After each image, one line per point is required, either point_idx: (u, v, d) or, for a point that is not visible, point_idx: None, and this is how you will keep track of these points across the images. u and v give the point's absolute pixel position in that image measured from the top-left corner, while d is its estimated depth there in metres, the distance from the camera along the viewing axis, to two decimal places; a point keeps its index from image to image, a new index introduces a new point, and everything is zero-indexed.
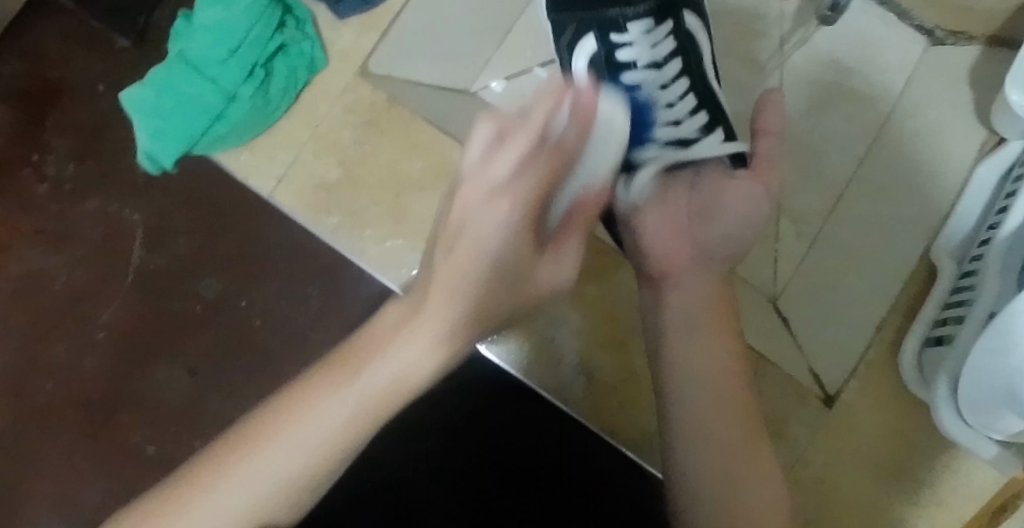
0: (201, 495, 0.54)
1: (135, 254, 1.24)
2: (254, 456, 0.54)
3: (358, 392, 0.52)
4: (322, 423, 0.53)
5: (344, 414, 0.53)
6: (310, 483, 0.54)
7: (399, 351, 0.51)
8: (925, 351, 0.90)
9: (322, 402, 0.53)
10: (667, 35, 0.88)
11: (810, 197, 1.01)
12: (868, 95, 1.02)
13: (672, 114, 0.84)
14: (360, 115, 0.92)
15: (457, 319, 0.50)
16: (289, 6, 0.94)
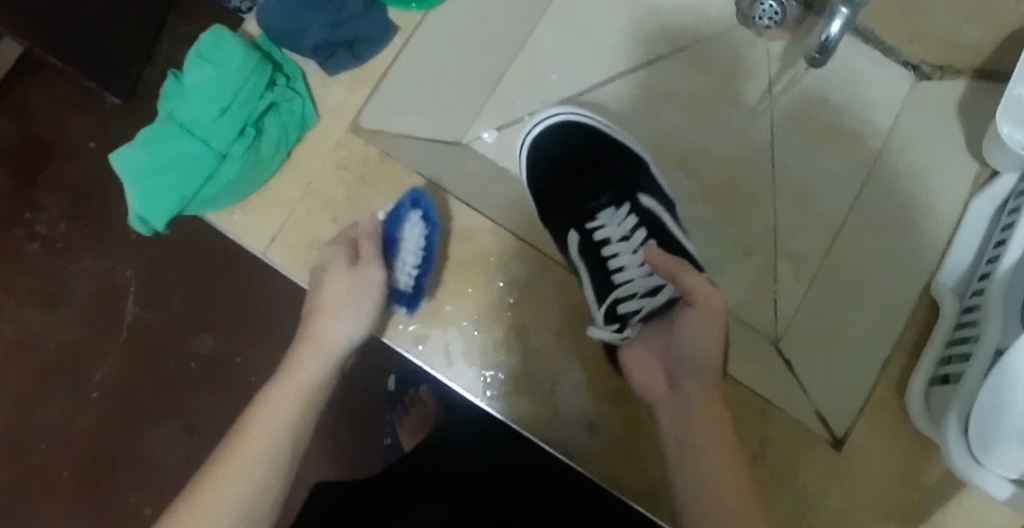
0: None
1: (128, 312, 1.27)
2: (209, 500, 0.81)
3: (253, 469, 0.82)
4: (247, 467, 0.82)
5: (268, 450, 0.83)
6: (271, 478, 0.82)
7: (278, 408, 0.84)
8: (931, 390, 0.88)
9: (245, 453, 0.82)
10: (629, 214, 1.01)
11: (808, 237, 1.05)
12: (859, 131, 1.05)
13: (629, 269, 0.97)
14: (353, 169, 0.92)
15: (302, 394, 0.85)
16: (280, 64, 0.92)
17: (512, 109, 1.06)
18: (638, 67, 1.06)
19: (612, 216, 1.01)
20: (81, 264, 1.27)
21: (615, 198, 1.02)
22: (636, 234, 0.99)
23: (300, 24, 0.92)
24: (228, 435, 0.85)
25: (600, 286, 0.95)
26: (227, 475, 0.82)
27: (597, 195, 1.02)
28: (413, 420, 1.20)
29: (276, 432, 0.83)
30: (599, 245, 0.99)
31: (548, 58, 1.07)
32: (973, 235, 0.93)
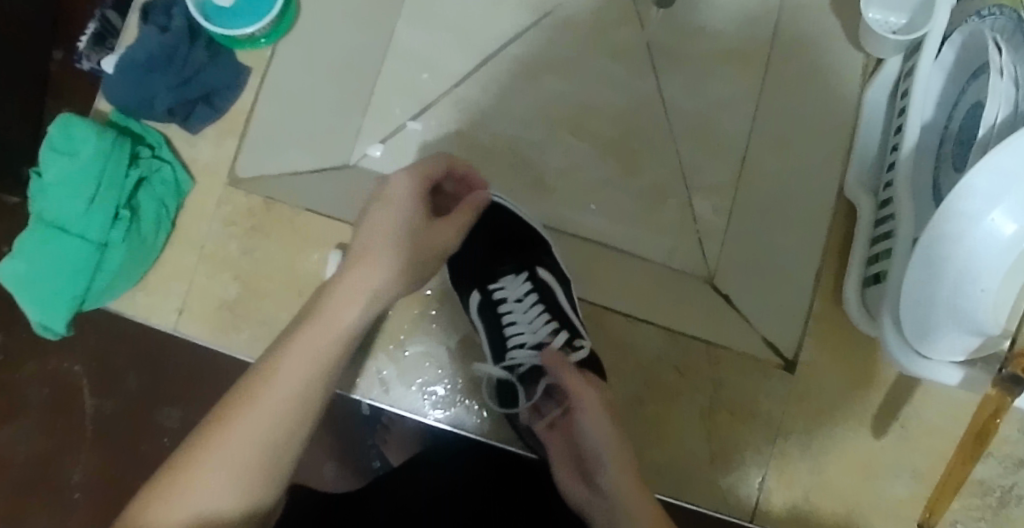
0: (169, 505, 0.64)
1: (86, 407, 1.23)
2: (195, 473, 0.65)
3: (257, 430, 0.66)
4: (250, 431, 0.66)
5: (270, 419, 0.66)
6: (274, 444, 0.66)
7: (286, 376, 0.67)
8: (867, 291, 0.86)
9: (243, 413, 0.66)
10: (525, 280, 0.89)
11: (716, 168, 1.02)
12: (742, 48, 1.03)
13: (520, 325, 0.88)
14: (242, 223, 0.89)
15: (314, 372, 0.68)
16: (142, 135, 0.89)
17: (392, 116, 1.01)
18: (508, 43, 1.03)
19: (512, 279, 0.90)
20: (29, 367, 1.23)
21: (517, 266, 0.90)
22: (532, 301, 0.88)
23: (147, 92, 0.88)
24: (215, 408, 0.68)
25: (493, 342, 0.87)
26: (231, 429, 0.66)
27: (497, 258, 0.91)
28: (395, 439, 1.11)
29: (253, 450, 0.66)
30: (495, 302, 0.89)
31: (410, 56, 1.02)
32: (872, 128, 0.92)
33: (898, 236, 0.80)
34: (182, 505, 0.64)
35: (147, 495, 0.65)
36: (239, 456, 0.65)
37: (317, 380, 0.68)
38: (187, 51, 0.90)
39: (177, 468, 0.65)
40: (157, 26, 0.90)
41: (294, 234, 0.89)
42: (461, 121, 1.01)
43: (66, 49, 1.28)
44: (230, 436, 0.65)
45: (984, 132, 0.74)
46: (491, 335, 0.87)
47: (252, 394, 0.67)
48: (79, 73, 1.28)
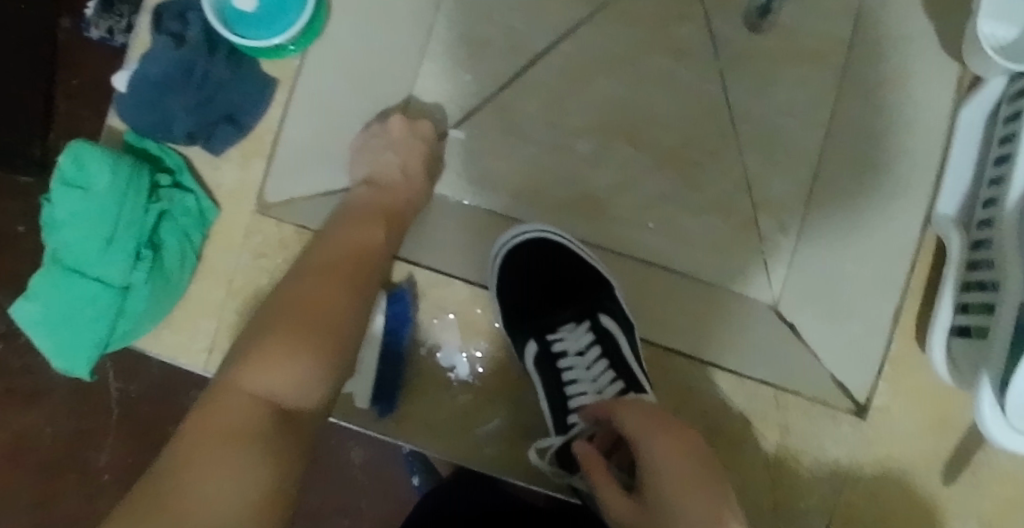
0: (258, 367, 0.66)
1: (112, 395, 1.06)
2: (278, 333, 0.68)
3: (335, 286, 0.73)
4: (322, 294, 0.72)
5: (344, 282, 0.74)
6: (340, 277, 0.74)
7: (317, 277, 0.73)
8: (953, 342, 0.80)
9: (329, 283, 0.73)
10: (587, 331, 0.83)
11: (786, 183, 0.93)
12: (818, 50, 0.94)
13: (584, 384, 0.81)
14: (273, 255, 0.82)
15: (351, 262, 0.75)
16: (160, 158, 0.81)
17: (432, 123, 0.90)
18: (559, 41, 0.93)
19: (574, 332, 0.84)
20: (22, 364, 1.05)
21: (577, 313, 0.84)
22: (593, 354, 0.83)
23: (163, 115, 0.80)
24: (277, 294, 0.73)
25: (553, 401, 0.80)
26: (305, 307, 0.71)
27: (558, 310, 0.85)
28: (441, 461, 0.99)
29: (330, 308, 0.71)
30: (554, 354, 0.82)
31: (454, 55, 0.91)
32: (968, 151, 0.84)
33: (1004, 296, 0.72)
34: (264, 378, 0.66)
35: (244, 362, 0.67)
36: (305, 328, 0.69)
37: (363, 272, 0.75)
38: (206, 63, 0.80)
39: (265, 339, 0.68)
40: (170, 35, 0.80)
41: None
42: (508, 130, 0.91)
43: (72, 14, 1.06)
44: (293, 312, 0.70)
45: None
46: (550, 391, 0.80)
47: (337, 267, 0.74)
48: (89, 44, 1.06)
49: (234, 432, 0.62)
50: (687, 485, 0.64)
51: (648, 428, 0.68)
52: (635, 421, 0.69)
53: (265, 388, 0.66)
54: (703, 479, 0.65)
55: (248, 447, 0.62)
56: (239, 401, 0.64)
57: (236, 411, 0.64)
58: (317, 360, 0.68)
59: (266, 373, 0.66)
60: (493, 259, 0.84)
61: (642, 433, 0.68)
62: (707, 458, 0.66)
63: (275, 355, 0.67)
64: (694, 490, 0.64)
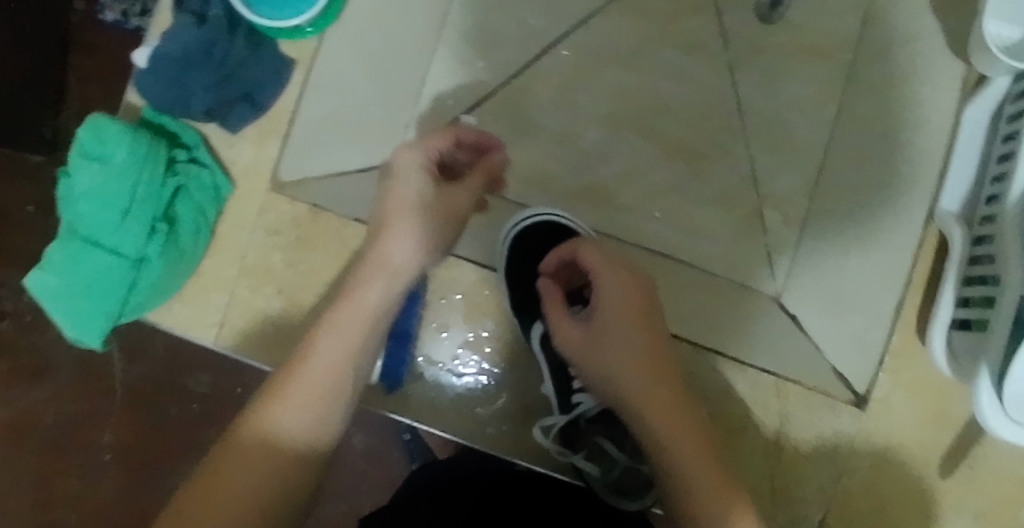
0: (232, 469, 0.64)
1: (116, 373, 1.06)
2: (257, 431, 0.66)
3: (320, 368, 0.69)
4: (317, 374, 0.69)
5: (331, 361, 0.69)
6: (337, 364, 0.70)
7: (321, 353, 0.69)
8: (952, 335, 0.81)
9: (317, 361, 0.69)
10: None
11: (793, 177, 0.94)
12: (829, 47, 0.95)
13: None
14: (286, 233, 0.83)
15: (364, 331, 0.71)
16: (176, 134, 0.83)
17: (445, 107, 0.91)
18: (572, 30, 0.94)
19: None
20: (29, 341, 1.06)
21: None
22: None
23: (182, 92, 0.80)
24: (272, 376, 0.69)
25: (558, 381, 0.80)
26: (290, 392, 0.68)
27: None
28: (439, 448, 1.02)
29: (314, 398, 0.68)
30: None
31: (467, 41, 0.93)
32: (970, 149, 0.86)
33: (1004, 288, 0.74)
34: (242, 483, 0.64)
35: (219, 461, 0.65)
36: (313, 393, 0.68)
37: (361, 347, 0.71)
38: (226, 44, 0.81)
39: (243, 434, 0.66)
40: (193, 14, 0.81)
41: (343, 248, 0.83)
42: (519, 117, 0.93)
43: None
44: (278, 406, 0.67)
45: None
46: (556, 369, 0.80)
47: (324, 341, 0.70)
48: (102, 27, 1.08)
49: (237, 497, 0.63)
50: (658, 399, 0.69)
51: (624, 321, 0.71)
52: (614, 305, 0.72)
53: (239, 498, 0.63)
54: (656, 361, 0.70)
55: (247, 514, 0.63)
56: (240, 460, 0.65)
57: (238, 475, 0.64)
58: (321, 420, 0.68)
59: (237, 480, 0.64)
60: (501, 242, 0.85)
61: (620, 318, 0.72)
62: (658, 328, 0.72)
63: (251, 460, 0.65)
64: (675, 406, 0.69)
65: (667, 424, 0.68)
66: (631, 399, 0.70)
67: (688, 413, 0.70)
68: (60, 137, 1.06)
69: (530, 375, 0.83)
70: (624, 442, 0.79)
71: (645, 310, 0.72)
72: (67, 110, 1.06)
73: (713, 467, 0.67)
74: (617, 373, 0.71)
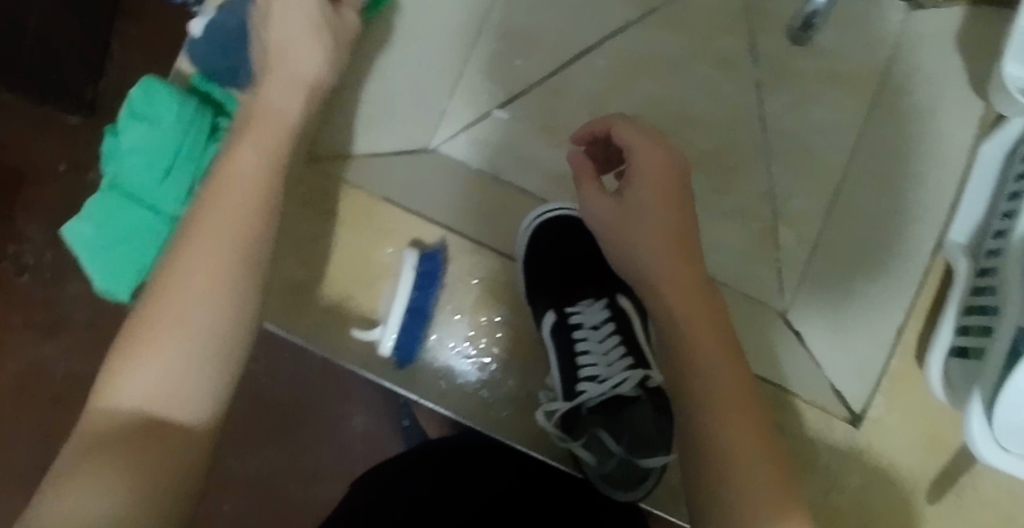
0: (119, 374, 0.61)
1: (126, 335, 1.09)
2: (139, 337, 0.61)
3: (193, 273, 0.62)
4: (185, 284, 0.62)
5: (201, 266, 0.62)
6: (210, 268, 0.62)
7: (193, 264, 0.62)
8: (950, 362, 0.84)
9: (191, 264, 0.62)
10: (602, 309, 0.87)
11: (808, 198, 0.98)
12: (854, 76, 0.98)
13: (594, 355, 0.84)
14: (317, 206, 0.86)
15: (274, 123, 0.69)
16: (222, 103, 0.87)
17: (478, 102, 0.96)
18: (608, 37, 0.98)
19: (590, 309, 0.88)
20: (51, 296, 1.09)
21: (595, 292, 0.89)
22: (607, 329, 0.86)
23: (232, 64, 0.84)
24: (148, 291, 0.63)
25: (564, 370, 0.82)
26: (173, 289, 0.62)
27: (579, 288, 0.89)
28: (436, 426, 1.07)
29: (194, 295, 0.62)
30: (570, 327, 0.86)
31: (506, 39, 0.96)
32: (982, 184, 0.88)
33: (1001, 323, 0.77)
34: (126, 388, 0.61)
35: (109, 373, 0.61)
36: (202, 280, 0.62)
37: (232, 262, 0.63)
38: None
39: (129, 336, 0.62)
40: None
41: (370, 224, 0.86)
42: (549, 116, 0.96)
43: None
44: (165, 304, 0.62)
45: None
46: (561, 357, 0.83)
47: (201, 251, 0.63)
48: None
49: (111, 475, 0.58)
50: (700, 321, 0.70)
51: (673, 270, 0.72)
52: (643, 223, 0.73)
53: (131, 399, 0.60)
54: (711, 317, 0.71)
55: (118, 473, 0.59)
56: (145, 352, 0.61)
57: (120, 408, 0.60)
58: (188, 369, 0.61)
59: (129, 383, 0.61)
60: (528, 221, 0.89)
61: (656, 258, 0.72)
62: (684, 220, 0.73)
63: (137, 358, 0.61)
64: (717, 344, 0.70)
65: (718, 374, 0.68)
66: (685, 335, 0.70)
67: (723, 328, 0.71)
68: (99, 102, 1.09)
69: (537, 363, 0.85)
70: (623, 434, 0.80)
71: (671, 205, 0.73)
72: (109, 73, 1.10)
73: (744, 420, 0.67)
74: (650, 257, 0.72)
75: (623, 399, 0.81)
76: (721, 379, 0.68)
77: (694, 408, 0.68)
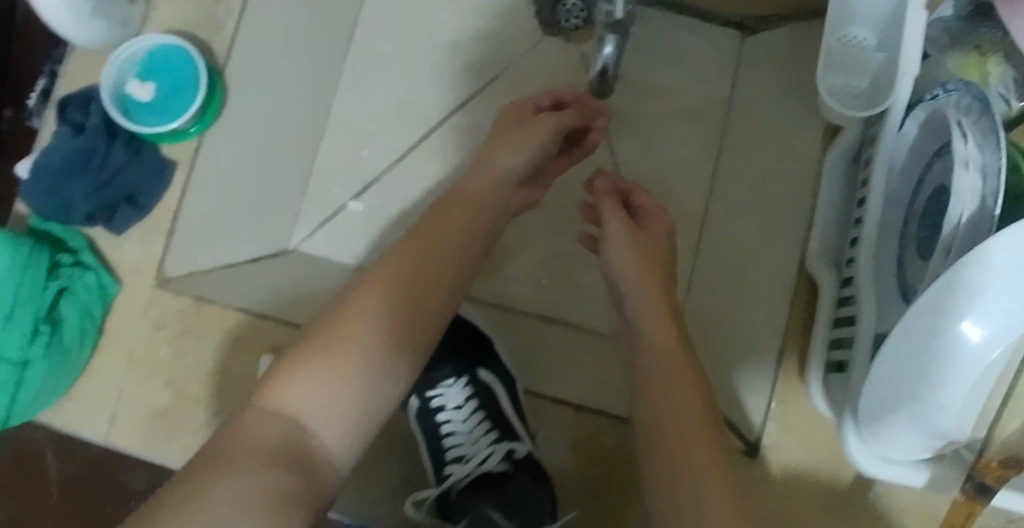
0: (197, 496, 0.56)
1: None
2: (225, 470, 0.58)
3: (362, 345, 0.66)
4: (360, 345, 0.66)
5: (362, 353, 0.66)
6: (368, 358, 0.66)
7: (347, 339, 0.66)
8: (829, 378, 0.82)
9: (350, 339, 0.66)
10: (464, 384, 0.85)
11: (675, 235, 0.98)
12: (699, 108, 0.99)
13: (461, 435, 0.83)
14: (172, 325, 0.85)
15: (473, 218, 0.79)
16: (63, 239, 0.85)
17: (331, 196, 0.95)
18: (454, 111, 0.96)
19: (449, 385, 0.86)
20: None
21: (454, 368, 0.86)
22: (470, 406, 0.85)
23: (64, 201, 0.84)
24: (295, 351, 0.65)
25: (432, 456, 0.82)
26: (314, 356, 0.65)
27: (438, 365, 0.86)
28: None
29: (331, 378, 0.64)
30: (434, 410, 0.84)
31: (354, 132, 0.96)
32: (833, 194, 0.88)
33: (860, 332, 0.77)
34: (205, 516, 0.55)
35: (194, 486, 0.57)
36: (345, 335, 0.66)
37: (379, 368, 0.66)
38: (105, 150, 0.85)
39: (201, 469, 0.58)
40: (72, 124, 0.85)
41: (228, 335, 0.85)
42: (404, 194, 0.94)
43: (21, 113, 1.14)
44: (323, 350, 0.65)
45: (946, 236, 0.70)
46: (428, 444, 0.83)
47: (348, 337, 0.66)
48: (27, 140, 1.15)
49: (229, 498, 0.56)
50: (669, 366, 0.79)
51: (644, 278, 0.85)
52: (634, 259, 0.87)
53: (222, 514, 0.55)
54: (675, 327, 0.82)
55: (225, 509, 0.55)
56: (268, 417, 0.62)
57: (233, 478, 0.58)
58: (262, 493, 0.57)
59: (222, 497, 0.56)
60: None
61: (640, 276, 0.85)
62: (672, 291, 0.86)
63: (217, 483, 0.57)
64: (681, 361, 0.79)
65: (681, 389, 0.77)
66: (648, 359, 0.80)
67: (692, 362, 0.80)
68: None
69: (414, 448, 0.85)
70: (512, 510, 0.77)
71: (642, 243, 0.88)
72: None
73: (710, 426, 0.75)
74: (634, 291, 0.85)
75: (492, 475, 0.81)
76: (683, 391, 0.77)
77: (677, 468, 0.72)
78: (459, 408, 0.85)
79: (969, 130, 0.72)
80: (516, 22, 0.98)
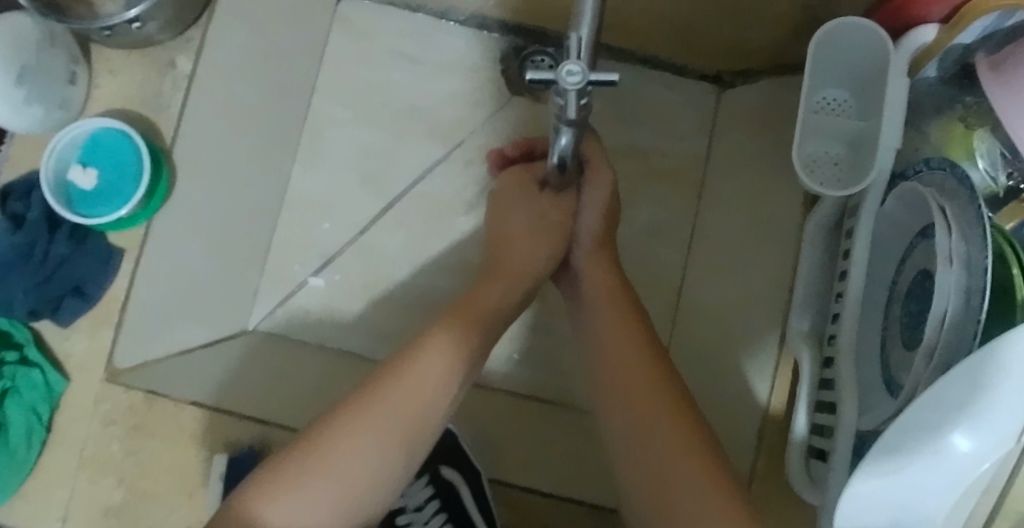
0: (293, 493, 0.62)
1: None
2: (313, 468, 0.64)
3: (429, 380, 0.68)
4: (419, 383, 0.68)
5: (432, 382, 0.68)
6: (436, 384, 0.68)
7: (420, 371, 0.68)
8: (812, 463, 0.78)
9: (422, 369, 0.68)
10: (426, 485, 0.85)
11: (654, 303, 0.93)
12: (676, 168, 0.96)
13: None
14: (123, 421, 0.81)
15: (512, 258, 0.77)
16: (9, 332, 0.82)
17: (292, 272, 0.90)
18: (417, 181, 0.93)
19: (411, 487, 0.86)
20: None
21: (415, 468, 0.86)
22: (433, 507, 0.85)
23: (5, 297, 0.82)
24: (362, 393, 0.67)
25: None
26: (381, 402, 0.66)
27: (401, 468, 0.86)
28: None
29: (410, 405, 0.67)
30: (393, 512, 0.85)
31: (310, 203, 0.91)
32: (815, 262, 0.83)
33: (839, 426, 0.73)
34: (281, 510, 0.62)
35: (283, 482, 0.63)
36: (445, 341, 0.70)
37: (438, 389, 0.68)
38: (46, 243, 0.82)
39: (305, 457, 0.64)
40: (11, 216, 0.82)
41: (181, 432, 0.81)
42: (368, 270, 0.90)
43: None
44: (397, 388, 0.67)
45: (929, 337, 0.66)
46: None
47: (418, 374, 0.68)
48: None
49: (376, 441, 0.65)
50: (635, 385, 0.72)
51: (614, 314, 0.77)
52: (602, 268, 0.80)
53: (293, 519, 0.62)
54: (645, 336, 0.75)
55: (367, 451, 0.65)
56: (403, 398, 0.67)
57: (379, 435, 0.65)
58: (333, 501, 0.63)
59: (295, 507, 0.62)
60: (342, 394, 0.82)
61: (600, 300, 0.78)
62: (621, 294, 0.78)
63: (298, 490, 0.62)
64: (652, 373, 0.73)
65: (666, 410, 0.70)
66: (617, 380, 0.73)
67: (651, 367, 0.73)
68: None
69: None
70: None
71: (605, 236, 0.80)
72: None
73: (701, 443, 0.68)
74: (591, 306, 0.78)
75: None
76: (665, 408, 0.71)
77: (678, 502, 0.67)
78: (418, 510, 0.85)
79: (953, 219, 0.68)
80: (481, 84, 0.94)
